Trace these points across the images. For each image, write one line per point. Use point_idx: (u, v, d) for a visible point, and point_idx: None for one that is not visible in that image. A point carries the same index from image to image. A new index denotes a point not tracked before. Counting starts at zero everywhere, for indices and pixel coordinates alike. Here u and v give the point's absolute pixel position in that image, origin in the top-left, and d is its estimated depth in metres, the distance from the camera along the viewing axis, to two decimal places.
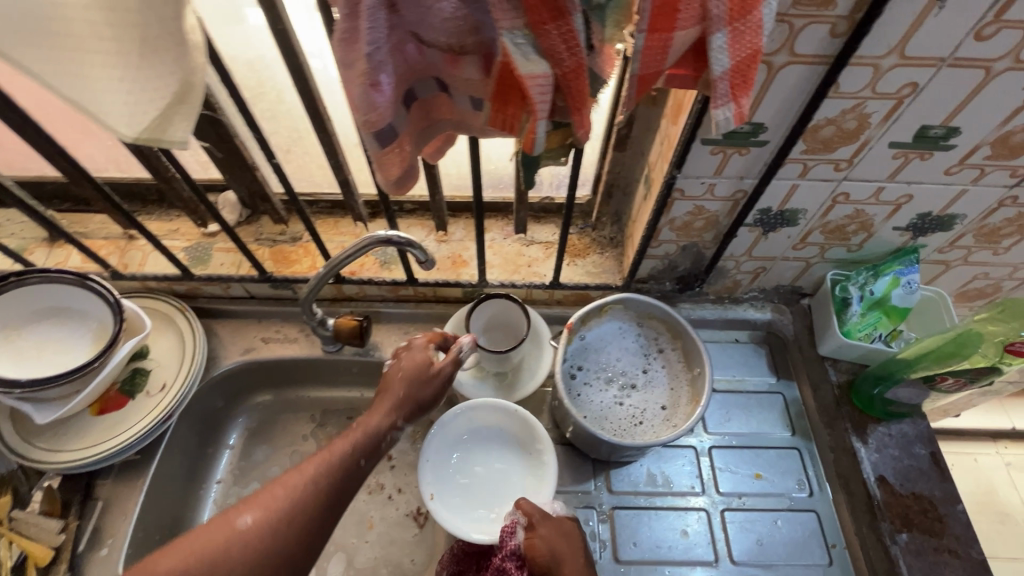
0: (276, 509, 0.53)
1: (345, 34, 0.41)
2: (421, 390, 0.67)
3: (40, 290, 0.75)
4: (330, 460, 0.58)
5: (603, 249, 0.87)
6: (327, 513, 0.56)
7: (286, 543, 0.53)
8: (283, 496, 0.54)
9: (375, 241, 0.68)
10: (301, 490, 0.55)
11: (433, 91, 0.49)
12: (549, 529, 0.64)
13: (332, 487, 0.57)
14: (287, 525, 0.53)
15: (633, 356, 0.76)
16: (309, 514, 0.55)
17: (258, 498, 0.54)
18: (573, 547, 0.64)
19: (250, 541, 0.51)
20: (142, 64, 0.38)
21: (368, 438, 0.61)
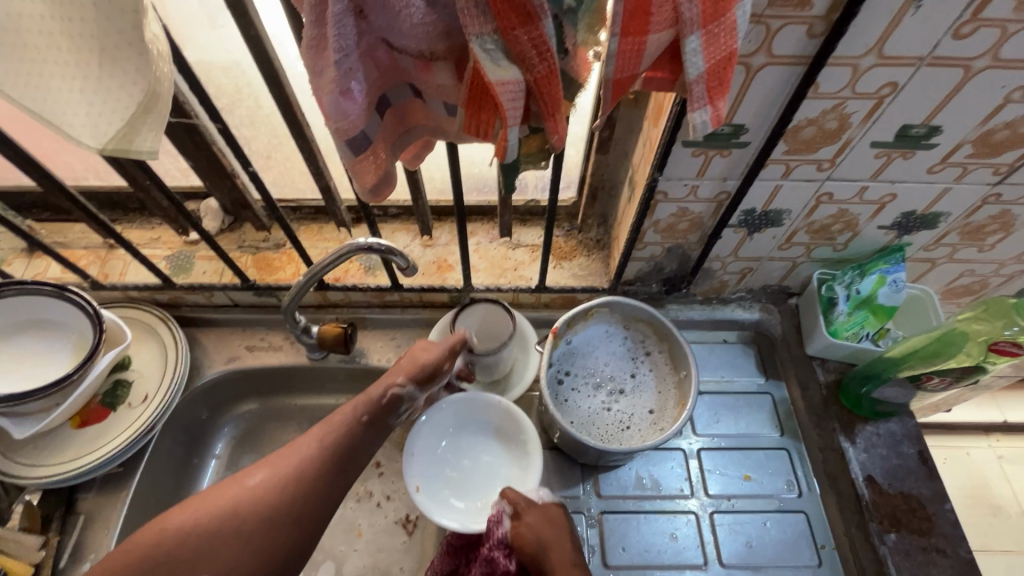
0: (283, 466, 0.56)
1: (312, 42, 0.40)
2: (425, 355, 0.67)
3: (18, 302, 0.73)
4: (334, 421, 0.60)
5: (589, 251, 0.86)
6: (335, 471, 0.57)
7: (295, 498, 0.54)
8: (290, 456, 0.56)
9: (355, 248, 0.67)
10: (307, 450, 0.57)
11: (406, 98, 0.48)
12: (534, 516, 0.64)
13: (338, 446, 0.58)
14: (295, 480, 0.55)
15: (621, 360, 0.76)
16: (316, 471, 0.56)
17: (268, 460, 0.57)
18: (560, 533, 0.64)
19: (259, 496, 0.53)
20: (102, 75, 0.37)
21: (372, 399, 0.62)
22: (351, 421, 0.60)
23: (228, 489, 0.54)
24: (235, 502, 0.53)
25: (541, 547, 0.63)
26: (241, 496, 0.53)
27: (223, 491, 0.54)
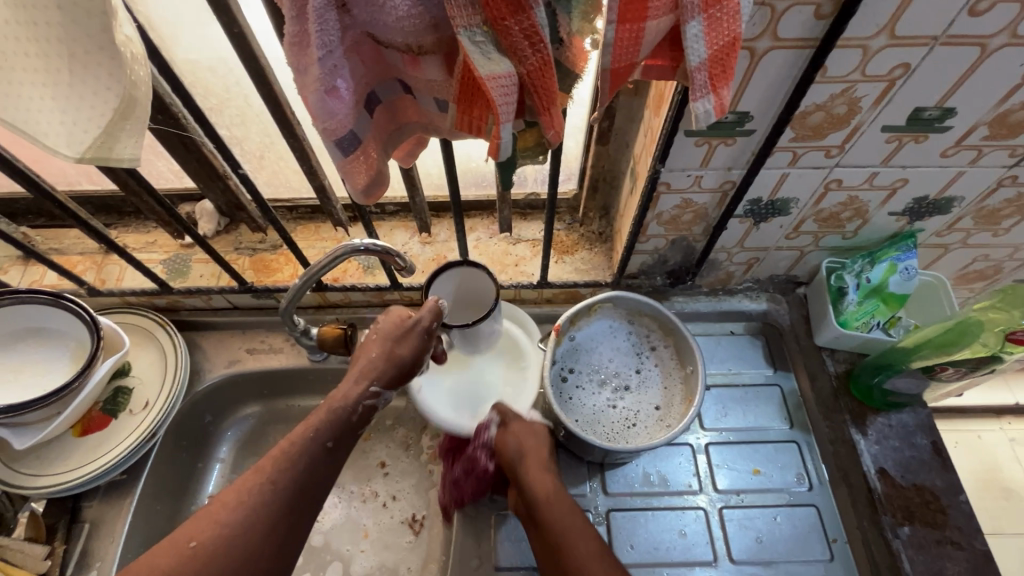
0: (226, 524, 0.52)
1: (295, 39, 0.38)
2: (400, 348, 0.62)
3: (15, 311, 0.72)
4: (285, 456, 0.56)
5: (591, 244, 0.84)
6: (289, 513, 0.55)
7: (245, 553, 0.52)
8: (232, 509, 0.53)
9: (350, 249, 0.65)
10: (252, 499, 0.54)
11: (396, 93, 0.46)
12: (520, 427, 0.72)
13: (290, 486, 0.55)
14: (244, 536, 0.52)
15: (626, 356, 0.75)
16: (265, 519, 0.53)
17: (205, 515, 0.53)
18: (538, 445, 0.71)
19: (205, 559, 0.50)
20: (75, 81, 0.36)
21: (332, 419, 0.59)
22: (306, 453, 0.57)
23: (167, 555, 0.50)
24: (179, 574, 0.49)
25: (517, 452, 0.70)
26: (185, 560, 0.50)
27: (163, 557, 0.50)
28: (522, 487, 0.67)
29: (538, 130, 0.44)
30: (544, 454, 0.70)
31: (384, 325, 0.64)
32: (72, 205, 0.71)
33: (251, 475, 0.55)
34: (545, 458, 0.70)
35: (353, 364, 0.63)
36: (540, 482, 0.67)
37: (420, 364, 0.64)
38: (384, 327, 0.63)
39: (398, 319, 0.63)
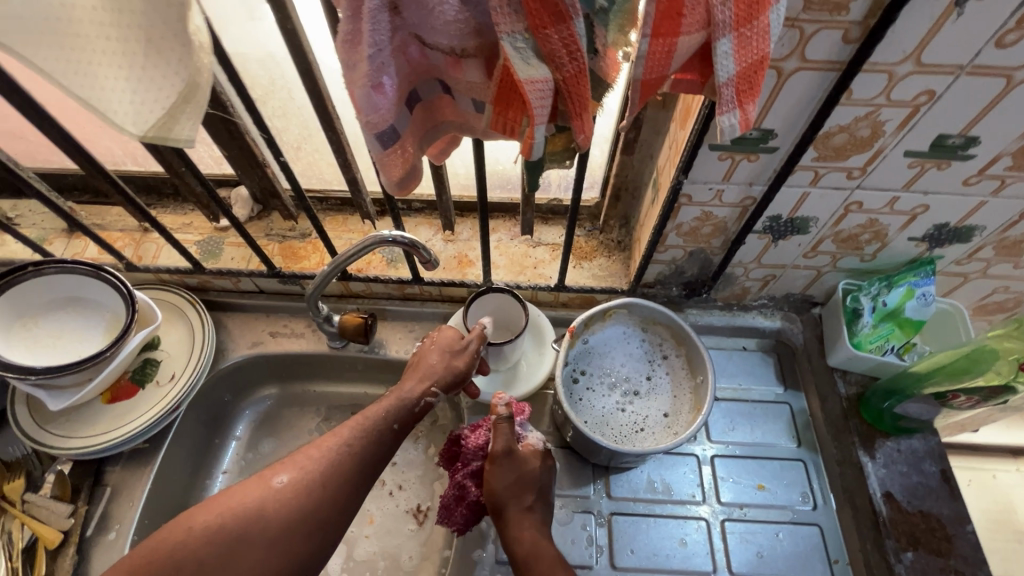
0: (310, 469, 0.57)
1: (348, 36, 0.41)
2: (456, 359, 0.69)
3: (56, 281, 0.76)
4: (363, 424, 0.62)
5: (610, 252, 0.86)
6: (361, 477, 0.59)
7: (320, 504, 0.56)
8: (317, 458, 0.58)
9: (377, 241, 0.68)
10: (334, 456, 0.59)
11: (436, 93, 0.48)
12: (503, 469, 0.70)
13: (364, 454, 0.60)
14: (318, 486, 0.57)
15: (637, 362, 0.75)
16: (342, 475, 0.58)
17: (292, 461, 0.58)
18: (525, 485, 0.70)
19: (287, 496, 0.56)
20: (147, 64, 0.39)
21: (399, 406, 0.64)
22: (373, 426, 0.62)
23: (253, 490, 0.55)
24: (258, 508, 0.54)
25: (503, 494, 0.69)
26: (265, 496, 0.55)
27: (247, 491, 0.55)
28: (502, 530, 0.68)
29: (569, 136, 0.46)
30: (529, 498, 0.70)
31: (439, 340, 0.70)
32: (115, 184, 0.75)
33: (330, 437, 0.61)
34: (529, 502, 0.70)
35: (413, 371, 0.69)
36: (520, 532, 0.68)
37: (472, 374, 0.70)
38: (440, 340, 0.70)
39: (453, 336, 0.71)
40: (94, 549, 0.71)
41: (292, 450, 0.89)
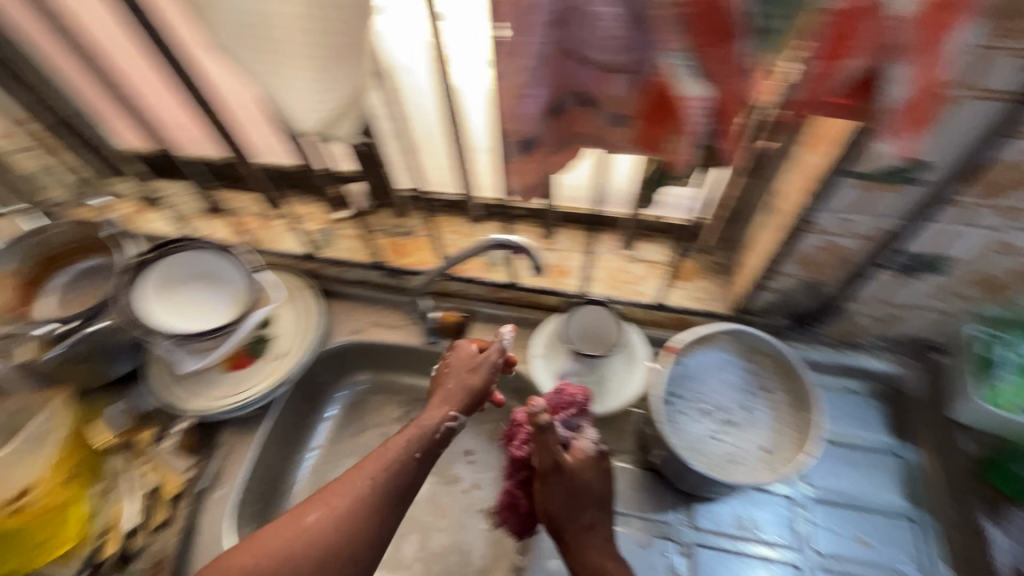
0: (332, 513, 0.58)
1: (508, 49, 0.43)
2: (474, 379, 0.72)
3: (191, 257, 0.83)
4: (385, 457, 0.62)
5: (709, 274, 0.84)
6: (387, 507, 0.60)
7: (350, 537, 0.57)
8: (342, 496, 0.59)
9: (489, 244, 0.70)
10: (359, 490, 0.59)
11: (575, 106, 0.49)
12: (556, 488, 0.67)
13: (388, 484, 0.61)
14: (345, 525, 0.57)
15: (735, 391, 0.72)
16: (367, 505, 0.59)
17: (315, 503, 0.58)
18: (581, 499, 0.67)
19: (315, 542, 0.56)
20: (330, 66, 0.44)
21: (418, 436, 0.65)
22: (399, 454, 0.63)
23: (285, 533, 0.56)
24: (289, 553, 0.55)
25: (559, 512, 0.67)
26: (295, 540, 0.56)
27: (279, 533, 0.56)
28: (567, 550, 0.67)
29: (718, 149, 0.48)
30: (588, 514, 0.66)
31: (456, 361, 0.73)
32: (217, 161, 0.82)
33: (353, 473, 0.61)
34: (588, 516, 0.67)
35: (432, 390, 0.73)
36: (583, 551, 0.66)
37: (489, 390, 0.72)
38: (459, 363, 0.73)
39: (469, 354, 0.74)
40: (205, 502, 0.78)
41: (376, 435, 0.94)
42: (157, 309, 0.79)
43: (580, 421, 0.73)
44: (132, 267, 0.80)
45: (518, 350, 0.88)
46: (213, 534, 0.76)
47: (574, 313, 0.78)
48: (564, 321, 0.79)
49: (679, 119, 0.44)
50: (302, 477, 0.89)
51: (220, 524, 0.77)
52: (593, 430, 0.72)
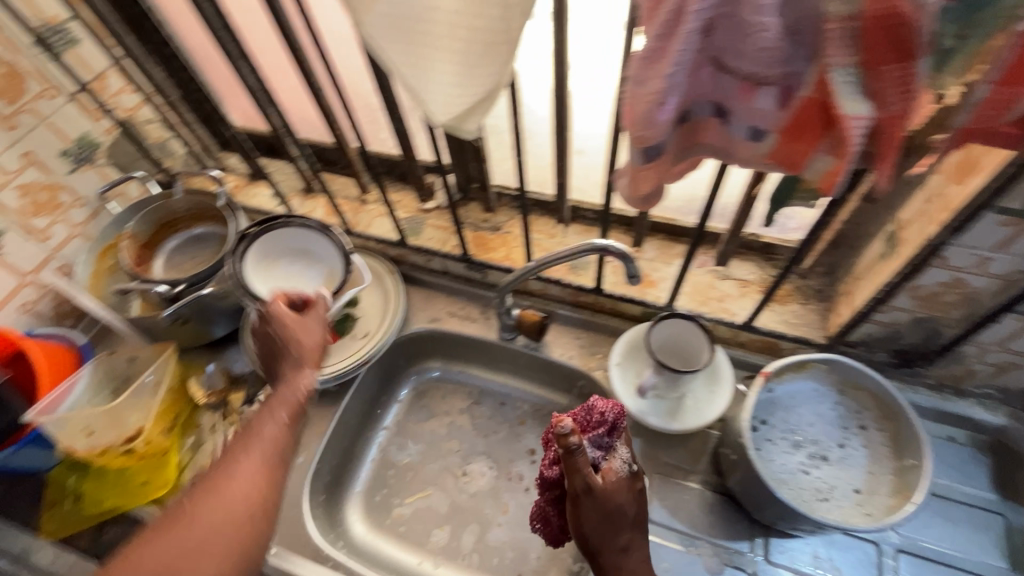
0: (192, 524, 0.52)
1: (649, 55, 0.43)
2: (295, 340, 0.66)
3: (293, 234, 0.88)
4: (245, 433, 0.60)
5: (806, 299, 0.81)
6: (257, 473, 0.57)
7: (219, 508, 0.54)
8: (212, 477, 0.56)
9: (590, 249, 0.67)
10: (226, 466, 0.57)
11: (705, 116, 0.48)
12: (588, 510, 0.62)
13: (248, 455, 0.58)
14: (204, 535, 0.52)
15: (828, 425, 0.70)
16: (229, 477, 0.56)
17: (171, 519, 0.53)
18: (616, 523, 0.63)
19: (181, 559, 0.51)
20: (478, 62, 0.44)
21: (271, 402, 0.62)
22: (256, 446, 0.59)
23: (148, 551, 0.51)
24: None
25: (593, 535, 0.63)
26: (160, 559, 0.50)
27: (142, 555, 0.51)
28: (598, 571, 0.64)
29: (864, 167, 0.46)
30: (623, 535, 0.63)
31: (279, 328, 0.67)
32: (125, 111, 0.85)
33: (210, 476, 0.57)
34: (622, 537, 0.63)
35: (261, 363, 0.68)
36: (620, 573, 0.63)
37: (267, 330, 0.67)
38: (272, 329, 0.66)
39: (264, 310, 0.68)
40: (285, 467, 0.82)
41: (443, 423, 0.95)
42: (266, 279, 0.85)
43: (613, 440, 0.67)
44: (237, 240, 0.84)
45: (593, 356, 0.88)
46: (291, 497, 0.80)
47: (663, 325, 0.76)
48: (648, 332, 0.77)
49: (826, 136, 0.44)
50: (371, 455, 0.92)
51: (298, 489, 0.81)
52: (625, 450, 0.66)
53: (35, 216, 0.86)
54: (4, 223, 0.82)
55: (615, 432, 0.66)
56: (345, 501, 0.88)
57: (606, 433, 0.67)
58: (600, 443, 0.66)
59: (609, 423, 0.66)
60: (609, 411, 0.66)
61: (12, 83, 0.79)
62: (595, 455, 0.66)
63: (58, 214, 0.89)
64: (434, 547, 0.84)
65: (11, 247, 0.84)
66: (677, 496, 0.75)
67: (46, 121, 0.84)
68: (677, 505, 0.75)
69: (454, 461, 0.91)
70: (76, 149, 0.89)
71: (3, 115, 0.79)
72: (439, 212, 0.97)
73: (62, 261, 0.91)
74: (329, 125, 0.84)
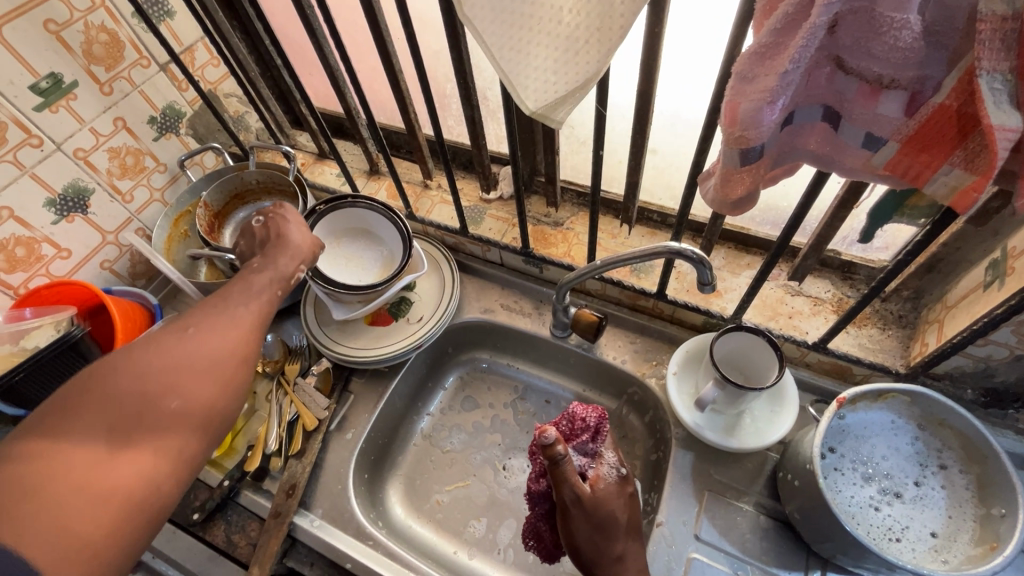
0: (196, 342, 0.55)
1: (764, 49, 0.40)
2: (300, 234, 0.71)
3: (358, 213, 0.89)
4: (237, 284, 0.63)
5: (886, 324, 0.75)
6: (229, 300, 0.61)
7: (226, 339, 0.57)
8: (216, 312, 0.59)
9: (665, 251, 0.64)
10: (225, 305, 0.60)
11: (813, 120, 0.45)
12: (578, 519, 0.64)
13: (234, 297, 0.61)
14: (209, 356, 0.55)
15: (904, 461, 0.65)
16: (229, 315, 0.59)
17: (169, 335, 0.54)
18: (609, 531, 0.64)
19: (186, 371, 0.52)
20: (582, 50, 0.42)
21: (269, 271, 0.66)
22: (247, 297, 0.62)
23: (148, 354, 0.52)
24: (157, 383, 0.51)
25: (587, 547, 0.64)
26: (167, 365, 0.52)
27: (146, 357, 0.52)
28: None
29: (999, 186, 0.42)
30: (617, 545, 0.63)
31: (285, 219, 0.73)
32: (180, 72, 0.90)
33: (204, 310, 0.58)
34: (617, 546, 0.63)
35: (252, 243, 0.71)
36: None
37: (283, 225, 0.71)
38: (284, 218, 0.72)
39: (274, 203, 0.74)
40: (334, 442, 0.84)
41: (487, 416, 0.94)
42: (331, 257, 0.88)
43: (598, 446, 0.70)
44: (304, 215, 0.86)
45: (647, 362, 0.85)
46: (338, 472, 0.81)
47: (729, 338, 0.73)
48: (711, 344, 0.73)
49: (961, 147, 0.40)
50: (415, 439, 0.93)
51: (345, 465, 0.82)
52: (611, 455, 0.70)
53: (120, 179, 0.90)
54: (93, 182, 0.87)
55: (598, 437, 0.70)
56: (386, 482, 0.89)
57: (591, 439, 0.70)
58: (588, 451, 0.70)
59: (592, 428, 0.70)
60: (591, 417, 0.71)
61: (111, 50, 0.83)
62: (582, 462, 0.69)
63: (141, 178, 0.93)
64: (470, 537, 0.83)
65: (97, 207, 0.88)
66: (729, 517, 0.72)
67: (137, 89, 0.88)
68: (728, 526, 0.72)
69: (495, 454, 0.90)
70: (162, 117, 0.93)
71: (100, 81, 0.83)
72: (501, 203, 0.96)
73: (141, 224, 0.96)
74: (402, 107, 0.84)
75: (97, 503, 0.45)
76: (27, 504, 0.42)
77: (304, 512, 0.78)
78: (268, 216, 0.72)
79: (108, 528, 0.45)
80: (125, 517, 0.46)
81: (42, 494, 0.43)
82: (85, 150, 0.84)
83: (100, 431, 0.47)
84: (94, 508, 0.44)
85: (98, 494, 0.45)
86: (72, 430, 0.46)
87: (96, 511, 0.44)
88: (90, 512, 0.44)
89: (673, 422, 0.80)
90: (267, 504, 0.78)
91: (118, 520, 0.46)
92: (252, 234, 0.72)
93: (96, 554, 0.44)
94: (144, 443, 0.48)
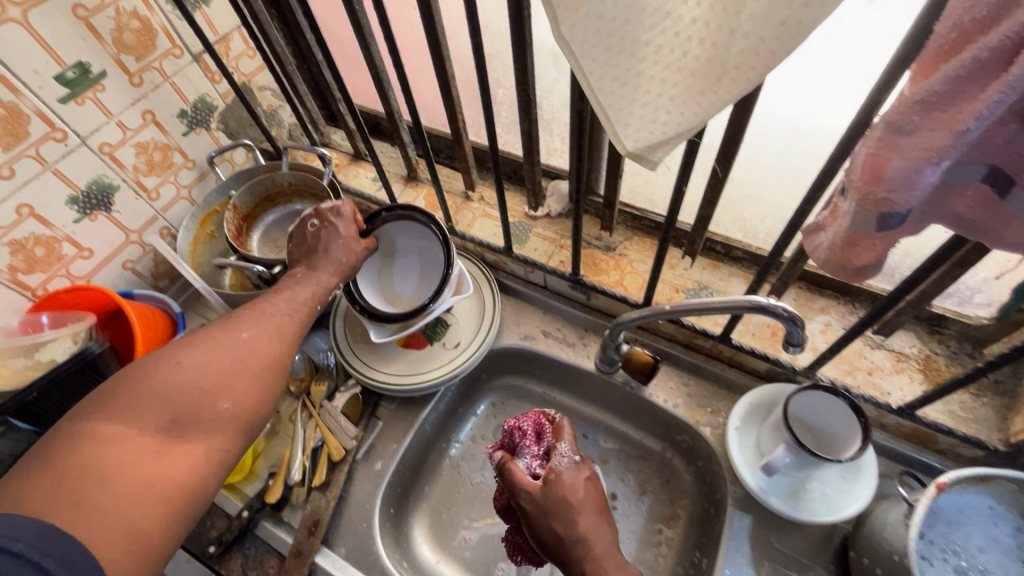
0: (250, 346, 0.56)
1: (936, 99, 0.32)
2: (344, 253, 0.69)
3: (398, 226, 0.81)
4: (284, 294, 0.63)
5: (980, 391, 0.68)
6: (277, 302, 0.62)
7: (276, 346, 0.58)
8: (271, 317, 0.60)
9: (745, 306, 0.56)
10: (274, 310, 0.61)
11: (971, 180, 0.37)
12: (531, 510, 0.60)
13: (285, 303, 0.62)
14: (261, 361, 0.56)
15: (1004, 554, 0.57)
16: (281, 322, 0.60)
17: (224, 336, 0.56)
18: (564, 514, 0.58)
19: (239, 372, 0.54)
20: (705, 88, 0.35)
21: (314, 285, 0.65)
22: (291, 308, 0.62)
23: (208, 353, 0.53)
24: (214, 382, 0.52)
25: (550, 539, 0.58)
26: (224, 367, 0.53)
27: (204, 354, 0.53)
28: None
29: None
30: (579, 526, 0.57)
31: (336, 229, 0.69)
32: (214, 63, 0.84)
33: (254, 313, 0.60)
34: (577, 527, 0.57)
35: (300, 248, 0.69)
36: (589, 563, 0.55)
37: (328, 244, 0.69)
38: (333, 231, 0.69)
39: (329, 204, 0.70)
40: (360, 472, 0.78)
41: None
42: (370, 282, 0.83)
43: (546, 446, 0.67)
44: None
45: (701, 409, 0.78)
46: (363, 507, 0.76)
47: (802, 396, 0.65)
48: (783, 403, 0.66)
49: None
50: (442, 470, 0.87)
51: (371, 499, 0.76)
52: (564, 443, 0.64)
53: (147, 175, 0.85)
54: (119, 179, 0.81)
55: (541, 437, 0.67)
56: (411, 516, 0.83)
57: (536, 441, 0.67)
58: (537, 453, 0.66)
59: (532, 430, 0.68)
60: (528, 421, 0.69)
61: (143, 39, 0.77)
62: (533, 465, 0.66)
63: (167, 174, 0.88)
64: None
65: (121, 205, 0.83)
66: None
67: (168, 80, 0.82)
68: None
69: None
70: (193, 111, 0.88)
71: (130, 72, 0.77)
72: (548, 220, 0.89)
73: (166, 223, 0.91)
74: (451, 113, 0.77)
75: (153, 492, 0.45)
76: (90, 490, 0.42)
77: (326, 550, 0.72)
78: (321, 223, 0.69)
79: (161, 522, 0.45)
80: (176, 511, 0.46)
81: (105, 482, 0.43)
82: (110, 145, 0.79)
83: (161, 422, 0.48)
84: (151, 501, 0.44)
85: (155, 483, 0.45)
86: (132, 419, 0.47)
87: (153, 503, 0.44)
88: (148, 510, 0.44)
89: (729, 479, 0.73)
90: (287, 539, 0.73)
91: (172, 516, 0.46)
92: (302, 237, 0.69)
93: (148, 547, 0.43)
94: (197, 438, 0.50)
